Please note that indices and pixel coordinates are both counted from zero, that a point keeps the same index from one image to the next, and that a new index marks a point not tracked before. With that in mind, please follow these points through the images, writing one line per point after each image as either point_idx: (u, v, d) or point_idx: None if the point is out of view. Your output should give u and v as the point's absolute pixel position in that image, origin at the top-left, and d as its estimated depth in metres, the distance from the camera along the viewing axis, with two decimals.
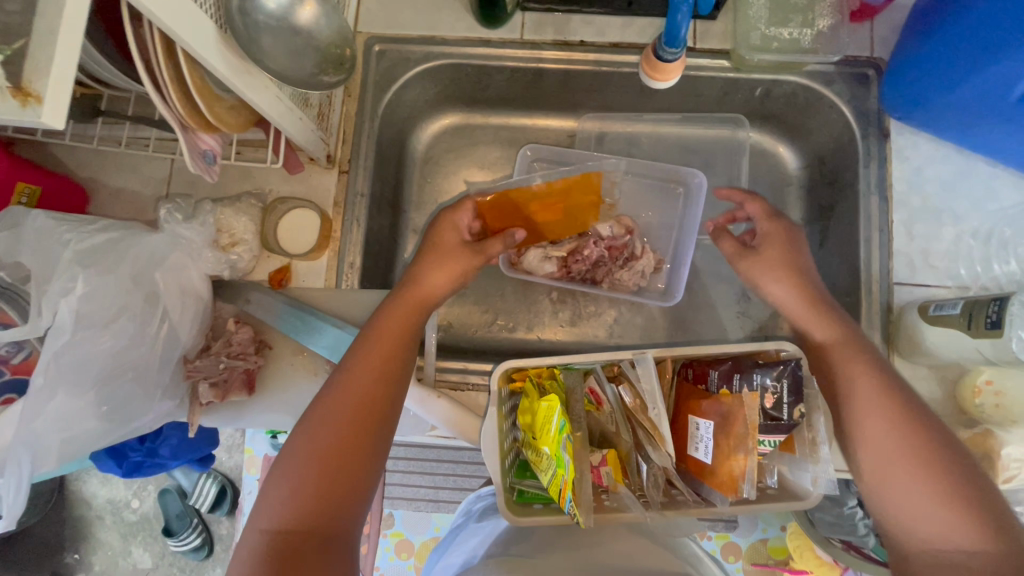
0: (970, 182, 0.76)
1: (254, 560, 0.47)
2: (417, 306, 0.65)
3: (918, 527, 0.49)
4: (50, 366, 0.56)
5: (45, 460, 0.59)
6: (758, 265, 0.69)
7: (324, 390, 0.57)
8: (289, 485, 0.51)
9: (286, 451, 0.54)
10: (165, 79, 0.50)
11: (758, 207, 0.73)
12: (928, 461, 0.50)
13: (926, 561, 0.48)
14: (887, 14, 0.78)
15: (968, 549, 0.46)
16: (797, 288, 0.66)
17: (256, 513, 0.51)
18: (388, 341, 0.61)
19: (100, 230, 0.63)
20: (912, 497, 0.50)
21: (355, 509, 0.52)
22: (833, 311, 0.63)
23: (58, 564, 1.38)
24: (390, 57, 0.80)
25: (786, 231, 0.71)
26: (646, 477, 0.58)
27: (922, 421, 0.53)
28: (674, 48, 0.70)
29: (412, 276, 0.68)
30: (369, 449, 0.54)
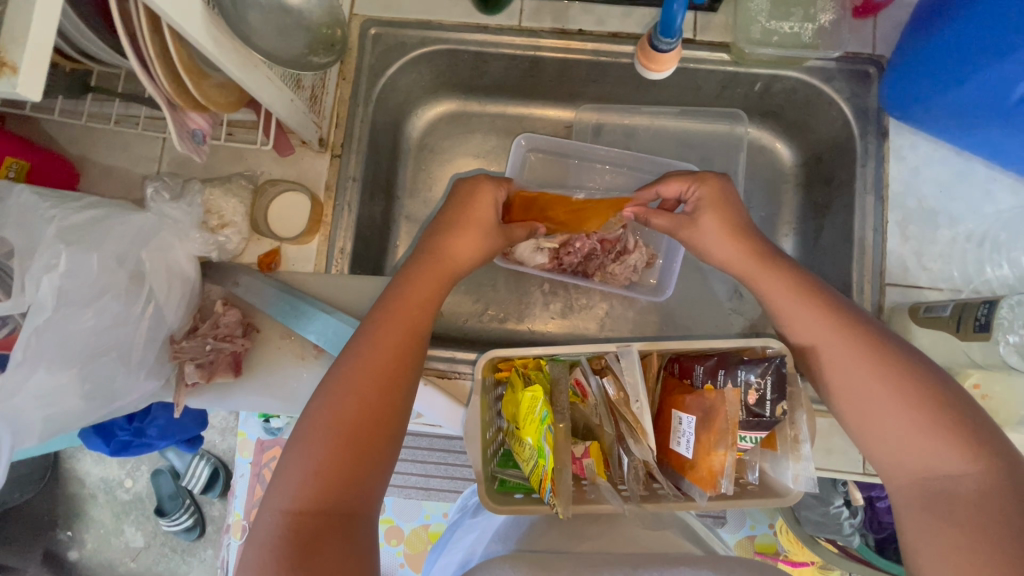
0: (968, 184, 0.75)
1: (272, 542, 0.46)
2: (439, 279, 0.62)
3: (905, 458, 0.49)
4: (30, 342, 0.56)
5: (26, 437, 0.59)
6: (698, 236, 0.65)
7: (340, 363, 0.55)
8: (309, 464, 0.49)
9: (302, 427, 0.52)
10: (152, 56, 0.49)
11: (680, 183, 0.67)
12: (908, 391, 0.50)
13: (919, 491, 0.48)
14: (891, 11, 0.77)
15: (957, 472, 0.47)
16: (746, 250, 0.62)
17: (272, 490, 0.49)
18: (408, 315, 0.59)
19: (87, 207, 0.63)
20: (894, 430, 0.50)
21: (374, 488, 0.51)
22: (788, 266, 0.60)
23: (51, 540, 1.39)
24: (385, 41, 0.79)
25: (721, 193, 0.65)
26: (627, 470, 0.58)
27: (892, 351, 0.52)
28: (669, 39, 0.69)
29: (432, 243, 0.64)
30: (389, 427, 0.53)
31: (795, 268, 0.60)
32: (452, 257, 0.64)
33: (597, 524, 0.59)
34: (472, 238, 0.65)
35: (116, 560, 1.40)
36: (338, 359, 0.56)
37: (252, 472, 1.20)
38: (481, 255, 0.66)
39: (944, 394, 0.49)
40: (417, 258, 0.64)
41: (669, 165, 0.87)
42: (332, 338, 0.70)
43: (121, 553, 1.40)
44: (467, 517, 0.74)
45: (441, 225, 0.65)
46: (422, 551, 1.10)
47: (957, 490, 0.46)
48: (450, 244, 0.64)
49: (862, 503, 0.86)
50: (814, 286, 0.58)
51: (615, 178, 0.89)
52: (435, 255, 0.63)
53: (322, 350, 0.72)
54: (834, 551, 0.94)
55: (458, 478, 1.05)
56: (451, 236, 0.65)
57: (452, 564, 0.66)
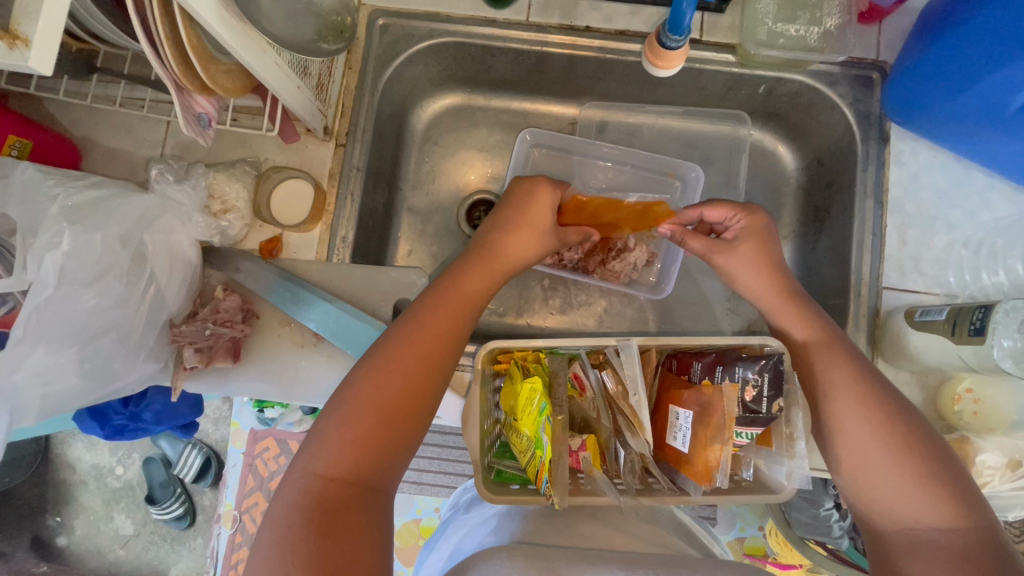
0: (966, 191, 0.76)
1: (301, 503, 0.47)
2: (490, 272, 0.63)
3: (895, 508, 0.51)
4: (31, 320, 0.56)
5: (23, 416, 0.59)
6: (731, 261, 0.66)
7: (389, 338, 0.56)
8: (346, 434, 0.50)
9: (343, 395, 0.52)
10: (161, 37, 0.49)
11: (727, 210, 0.68)
12: (903, 445, 0.52)
13: (903, 541, 0.50)
14: (895, 18, 0.78)
15: (943, 525, 0.49)
16: (772, 287, 0.64)
17: (306, 451, 0.51)
18: (458, 303, 0.60)
19: (89, 187, 0.63)
20: (887, 482, 0.51)
21: (399, 466, 0.52)
22: (811, 309, 0.62)
23: (39, 526, 1.38)
24: (393, 32, 0.79)
25: (763, 226, 0.67)
26: (623, 463, 0.58)
27: (889, 405, 0.54)
28: (678, 36, 0.69)
29: (487, 238, 0.65)
30: (425, 412, 0.54)
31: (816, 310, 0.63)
32: (504, 253, 0.65)
33: (592, 518, 0.59)
34: (527, 238, 0.66)
35: (104, 547, 1.39)
36: (387, 334, 0.56)
37: (245, 462, 1.19)
38: (532, 257, 0.67)
39: (931, 451, 0.52)
40: (468, 250, 0.65)
41: (672, 163, 0.88)
42: (332, 327, 0.70)
43: (110, 541, 1.40)
44: (457, 514, 0.75)
45: (497, 222, 0.66)
46: (413, 545, 1.10)
47: (940, 542, 0.48)
48: (503, 239, 0.65)
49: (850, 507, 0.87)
50: (829, 330, 0.60)
51: (618, 175, 0.90)
52: (488, 249, 0.64)
53: (322, 339, 0.73)
54: (823, 552, 0.96)
55: (452, 471, 1.05)
56: (506, 232, 0.65)
57: (442, 558, 0.66)
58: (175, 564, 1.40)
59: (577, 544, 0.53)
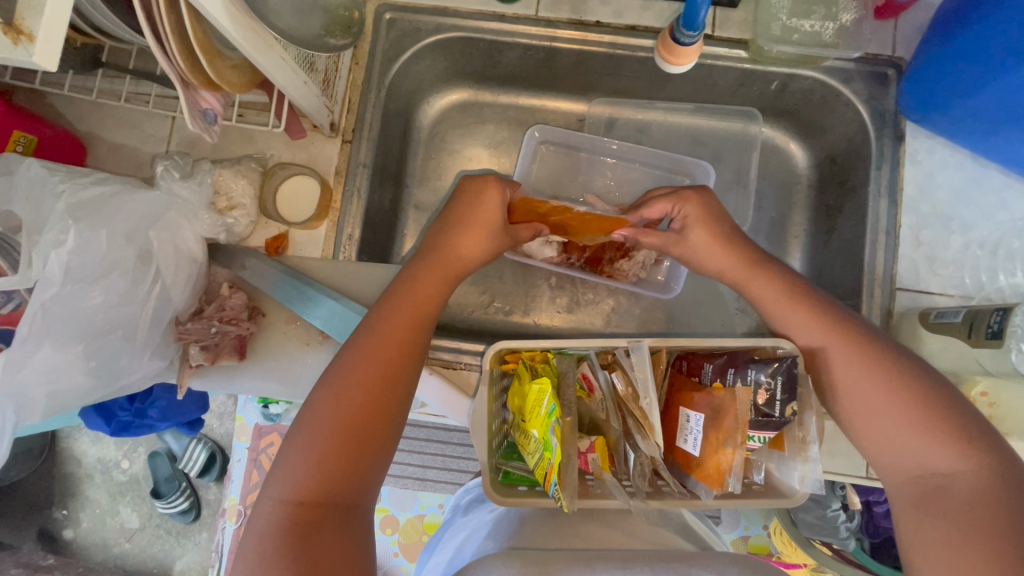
0: (983, 191, 0.74)
1: (271, 531, 0.46)
2: (443, 276, 0.63)
3: (899, 456, 0.51)
4: (37, 315, 0.56)
5: (29, 413, 0.59)
6: (687, 251, 0.68)
7: (343, 354, 0.55)
8: (310, 455, 0.50)
9: (304, 418, 0.52)
10: (167, 31, 0.48)
11: (664, 205, 0.70)
12: (906, 394, 0.51)
13: (913, 488, 0.50)
14: (912, 13, 0.76)
15: (948, 469, 0.49)
16: (735, 260, 0.64)
17: (273, 478, 0.50)
18: (414, 310, 0.59)
19: (95, 184, 0.62)
20: (889, 432, 0.52)
21: (372, 480, 0.52)
22: (775, 270, 0.62)
23: (46, 518, 1.39)
24: (400, 27, 0.78)
25: (706, 210, 0.67)
26: (633, 466, 0.57)
27: (881, 353, 0.54)
28: (691, 32, 0.68)
29: (438, 241, 0.65)
30: (390, 422, 0.54)
31: (783, 270, 0.63)
32: (457, 256, 0.64)
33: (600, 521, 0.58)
34: (478, 239, 0.65)
35: (110, 540, 1.40)
36: (342, 350, 0.56)
37: (251, 457, 1.19)
38: (487, 255, 0.66)
39: (939, 396, 0.51)
40: (420, 256, 0.64)
41: (681, 161, 0.87)
42: (339, 325, 0.70)
43: (116, 534, 1.40)
44: (457, 516, 0.75)
45: (446, 225, 0.66)
46: (417, 541, 1.10)
47: (949, 486, 0.48)
48: (456, 243, 0.65)
49: (859, 507, 0.87)
50: (805, 292, 0.60)
51: (626, 173, 0.89)
52: (441, 252, 0.64)
53: (328, 337, 0.72)
54: (830, 553, 0.95)
55: (456, 469, 1.05)
56: (456, 235, 0.65)
57: (444, 560, 0.66)
58: (180, 558, 1.41)
59: (585, 547, 0.53)
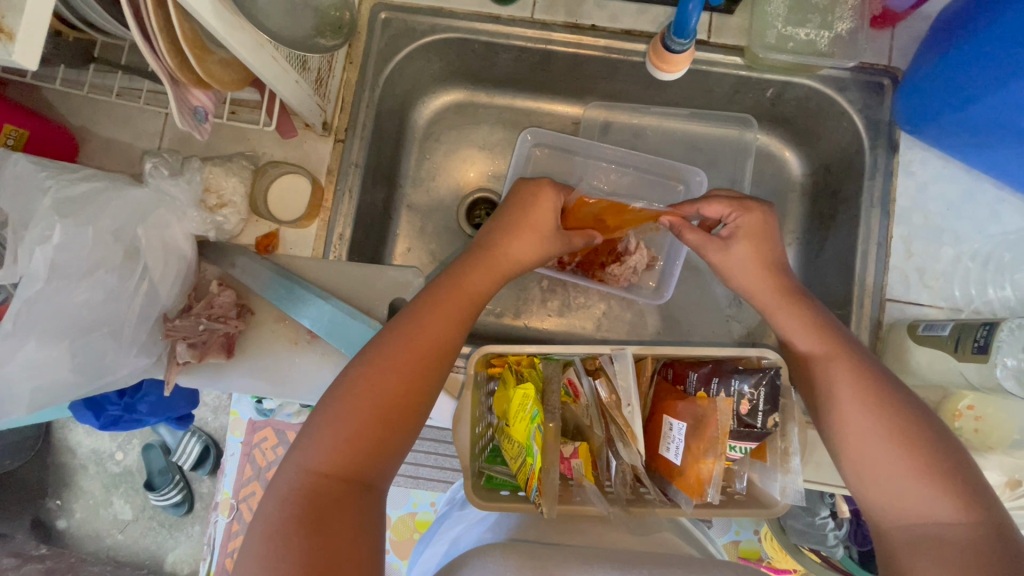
0: (975, 203, 0.74)
1: (294, 499, 0.47)
2: (492, 276, 0.63)
3: (897, 504, 0.50)
4: (20, 313, 0.57)
5: (14, 408, 0.60)
6: (728, 262, 0.65)
7: (385, 336, 0.55)
8: (340, 430, 0.50)
9: (337, 392, 0.52)
10: (154, 29, 0.48)
11: (722, 206, 0.66)
12: (907, 440, 0.51)
13: (908, 536, 0.48)
14: (909, 23, 0.75)
15: (947, 520, 0.47)
16: (770, 283, 0.63)
17: (300, 446, 0.50)
18: (456, 303, 0.59)
19: (83, 179, 0.62)
20: (889, 476, 0.50)
21: (393, 463, 0.52)
22: (806, 304, 0.61)
23: (39, 508, 1.40)
24: (395, 26, 0.78)
25: (761, 225, 0.65)
26: (614, 473, 0.58)
27: (892, 396, 0.53)
28: (682, 40, 0.68)
29: (488, 240, 0.65)
30: (420, 410, 0.54)
31: (813, 303, 0.62)
32: (506, 257, 0.64)
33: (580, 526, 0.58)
34: (529, 242, 0.65)
35: (103, 531, 1.40)
36: (385, 331, 0.56)
37: (244, 452, 1.20)
38: (534, 259, 0.67)
39: (938, 446, 0.50)
40: (469, 253, 0.65)
41: (674, 167, 0.87)
42: (327, 325, 0.70)
43: (109, 525, 1.41)
44: (456, 508, 0.75)
45: (499, 227, 0.66)
46: (407, 538, 1.11)
47: (944, 535, 0.47)
48: (505, 244, 0.65)
49: (847, 516, 0.87)
50: (827, 326, 0.59)
51: (619, 178, 0.89)
52: (488, 250, 0.64)
53: (316, 337, 0.72)
54: (817, 560, 0.96)
55: (447, 468, 1.06)
56: (507, 235, 0.65)
57: (438, 553, 0.67)
58: (172, 550, 1.41)
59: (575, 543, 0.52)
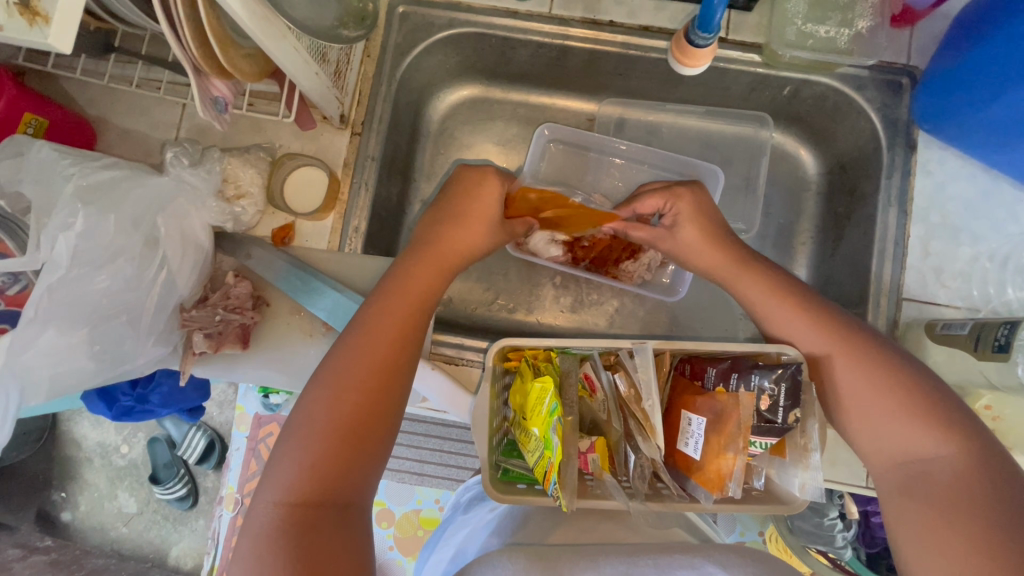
0: (994, 203, 0.74)
1: (270, 533, 0.47)
2: (436, 270, 0.63)
3: (889, 445, 0.52)
4: (42, 299, 0.56)
5: (33, 394, 0.60)
6: (676, 245, 0.69)
7: (334, 355, 0.55)
8: (304, 457, 0.50)
9: (297, 419, 0.52)
10: (182, 19, 0.48)
11: (656, 200, 0.70)
12: (889, 384, 0.53)
13: (899, 477, 0.51)
14: (929, 22, 0.75)
15: (934, 455, 0.50)
16: (723, 258, 0.66)
17: (269, 480, 0.50)
18: (405, 305, 0.59)
19: (104, 168, 0.63)
20: (877, 420, 0.53)
21: (369, 476, 0.52)
22: (762, 266, 0.64)
23: (44, 500, 1.40)
24: (413, 20, 0.78)
25: (697, 207, 0.68)
26: (633, 468, 0.57)
27: (863, 344, 0.56)
28: (706, 34, 0.68)
29: (430, 235, 0.65)
30: (385, 417, 0.54)
31: (775, 270, 0.64)
32: (450, 250, 0.64)
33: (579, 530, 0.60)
34: (473, 232, 0.65)
35: (108, 524, 1.41)
36: (334, 350, 0.56)
37: (250, 447, 1.20)
38: (481, 249, 0.67)
39: (920, 386, 0.52)
40: (414, 249, 0.64)
41: (690, 164, 0.87)
42: (343, 317, 0.70)
43: (113, 518, 1.41)
44: (457, 514, 0.76)
45: (442, 218, 0.66)
46: (412, 536, 1.10)
47: (932, 471, 0.49)
48: (449, 237, 0.65)
49: (856, 517, 0.87)
50: (799, 293, 0.61)
51: (636, 174, 0.88)
52: (433, 247, 0.64)
53: (331, 329, 0.72)
54: (826, 562, 0.95)
55: (455, 465, 1.06)
56: (450, 228, 0.65)
57: (444, 560, 0.67)
58: (176, 544, 1.41)
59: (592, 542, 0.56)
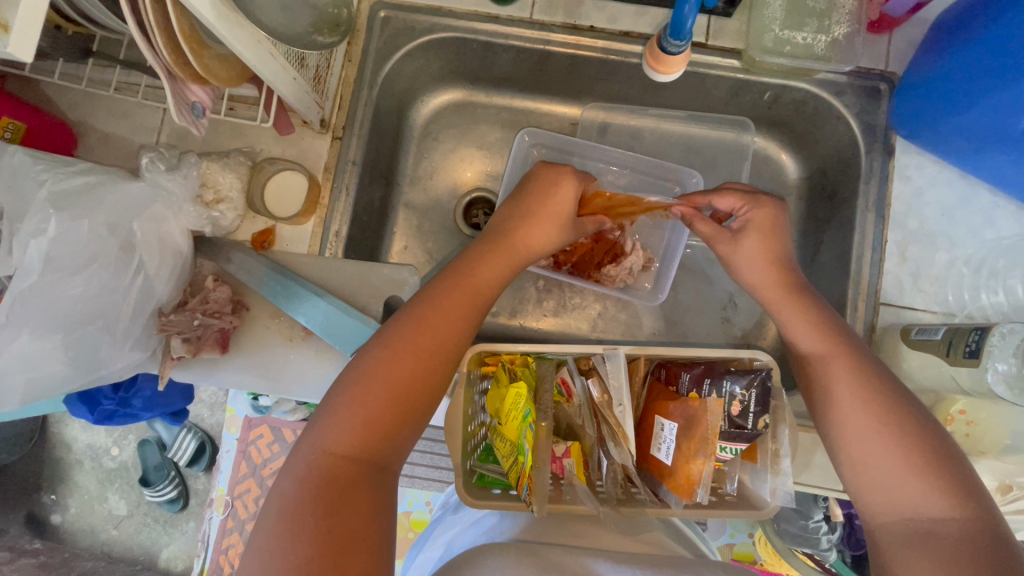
0: (970, 208, 0.74)
1: (311, 479, 0.47)
2: (508, 261, 0.63)
3: (894, 499, 0.50)
4: (14, 305, 0.57)
5: (8, 399, 0.60)
6: (737, 255, 0.66)
7: (402, 320, 0.55)
8: (358, 412, 0.50)
9: (355, 374, 0.52)
10: (151, 24, 0.48)
11: (734, 199, 0.67)
12: (906, 439, 0.51)
13: (901, 531, 0.49)
14: (906, 28, 0.76)
15: (942, 516, 0.48)
16: (772, 278, 0.63)
17: (316, 427, 0.50)
18: (472, 289, 0.59)
19: (80, 173, 0.63)
20: (887, 472, 0.51)
21: (405, 446, 0.53)
22: (808, 298, 0.61)
23: (34, 502, 1.40)
24: (394, 25, 0.78)
25: (771, 219, 0.65)
26: (605, 473, 0.58)
27: (889, 393, 0.54)
28: (678, 41, 0.68)
29: (504, 225, 0.64)
30: (434, 392, 0.54)
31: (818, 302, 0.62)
32: (522, 242, 0.64)
33: None
34: (547, 228, 0.65)
35: (98, 527, 1.40)
36: (400, 315, 0.56)
37: (239, 450, 1.20)
38: (548, 247, 0.66)
39: (937, 445, 0.51)
40: (488, 236, 0.64)
41: (672, 169, 0.87)
42: (321, 322, 0.70)
43: (104, 520, 1.41)
44: (449, 511, 0.76)
45: (516, 209, 0.65)
46: (402, 537, 1.10)
47: (935, 530, 0.47)
48: (523, 229, 0.64)
49: (841, 520, 0.88)
50: (835, 330, 0.59)
51: (618, 179, 0.89)
52: (506, 235, 0.64)
53: (311, 334, 0.72)
54: (812, 564, 0.96)
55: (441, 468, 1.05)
56: (526, 221, 0.64)
57: (432, 558, 0.68)
58: (166, 546, 1.41)
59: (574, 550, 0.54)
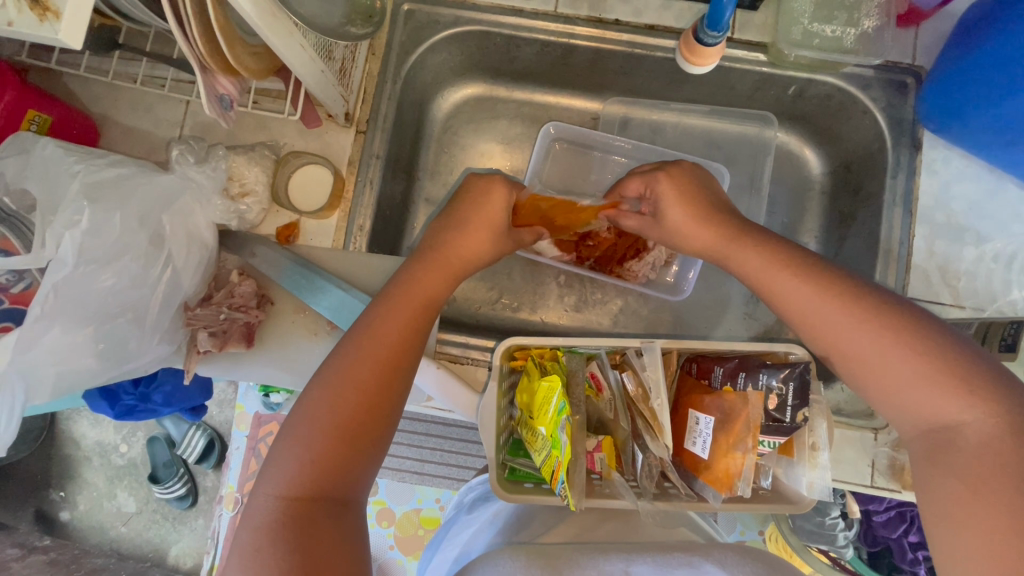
0: (999, 203, 0.74)
1: (267, 527, 0.46)
2: (445, 274, 0.62)
3: (911, 410, 0.47)
4: (48, 298, 0.56)
5: (38, 392, 0.59)
6: (667, 231, 0.67)
7: (338, 354, 0.54)
8: (305, 453, 0.49)
9: (298, 416, 0.51)
10: (189, 14, 0.48)
11: (641, 184, 0.69)
12: (909, 345, 0.47)
13: (925, 443, 0.46)
14: (933, 22, 0.75)
15: (960, 418, 0.44)
16: (713, 234, 0.62)
17: (267, 473, 0.50)
18: (412, 308, 0.58)
19: (110, 165, 0.62)
20: (899, 382, 0.47)
21: (366, 475, 0.52)
22: (756, 237, 0.59)
23: (42, 500, 1.39)
24: (418, 19, 0.77)
25: (677, 186, 0.65)
26: (640, 467, 0.57)
27: (874, 303, 0.50)
28: (716, 33, 0.68)
29: (438, 240, 0.64)
30: (386, 417, 0.53)
31: (771, 239, 0.59)
32: (457, 253, 0.63)
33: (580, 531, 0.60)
34: (481, 236, 0.65)
35: (106, 524, 1.40)
36: (336, 349, 0.55)
37: (251, 446, 1.19)
38: (490, 253, 0.66)
39: (941, 346, 0.46)
40: (421, 253, 0.63)
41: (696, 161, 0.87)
42: (348, 316, 0.70)
43: (112, 517, 1.40)
44: (461, 514, 0.74)
45: (450, 222, 0.65)
46: (412, 535, 1.09)
47: (960, 441, 0.44)
48: (458, 240, 0.64)
49: (858, 516, 0.87)
50: (803, 262, 0.55)
51: None
52: (440, 249, 0.63)
53: (335, 327, 0.72)
54: (825, 560, 0.96)
55: (455, 465, 1.05)
56: (460, 232, 0.64)
57: (447, 561, 0.66)
58: (175, 543, 1.41)
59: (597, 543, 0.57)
